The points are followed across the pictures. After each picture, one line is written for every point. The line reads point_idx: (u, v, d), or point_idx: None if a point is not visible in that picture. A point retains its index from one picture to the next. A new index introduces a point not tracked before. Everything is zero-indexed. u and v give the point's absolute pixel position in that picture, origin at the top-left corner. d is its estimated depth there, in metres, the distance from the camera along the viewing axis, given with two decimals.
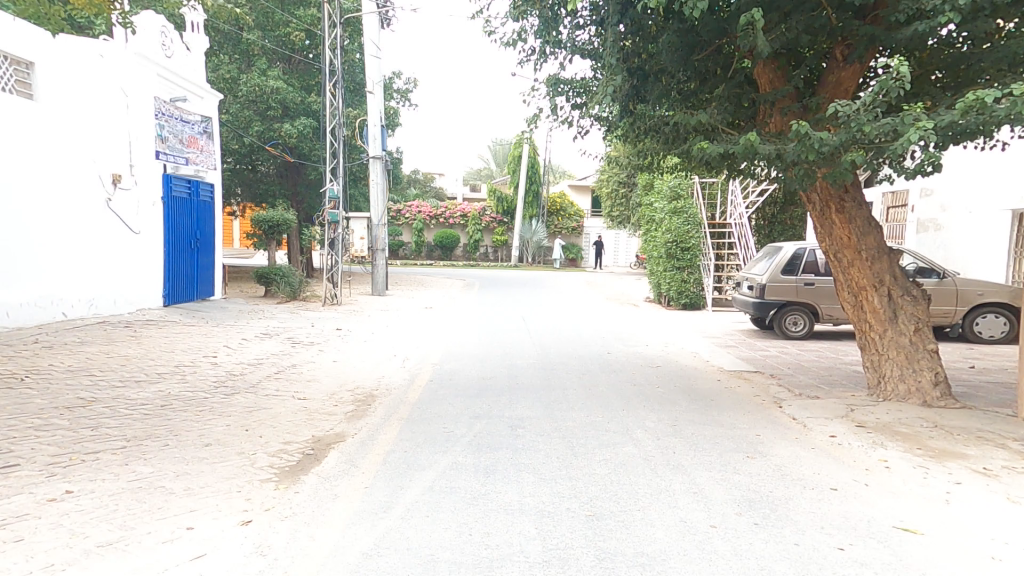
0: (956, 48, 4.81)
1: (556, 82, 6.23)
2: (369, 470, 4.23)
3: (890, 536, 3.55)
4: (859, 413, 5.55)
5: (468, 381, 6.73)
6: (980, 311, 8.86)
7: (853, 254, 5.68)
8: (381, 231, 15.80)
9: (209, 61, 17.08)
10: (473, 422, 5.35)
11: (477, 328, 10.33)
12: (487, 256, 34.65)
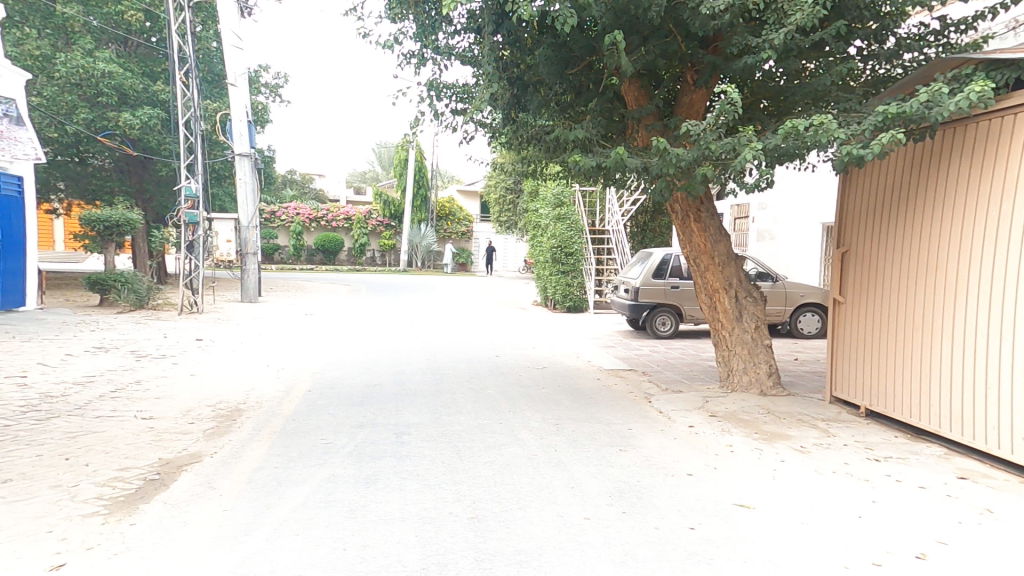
0: (776, 81, 5.56)
1: (439, 86, 6.24)
2: (231, 491, 3.91)
3: (730, 513, 4.02)
4: (712, 404, 6.19)
5: (348, 389, 6.48)
6: (806, 310, 10.30)
7: (708, 259, 6.35)
8: (252, 234, 14.74)
9: (8, 35, 14.77)
10: (356, 432, 5.16)
11: (359, 334, 9.99)
12: (374, 261, 33.84)
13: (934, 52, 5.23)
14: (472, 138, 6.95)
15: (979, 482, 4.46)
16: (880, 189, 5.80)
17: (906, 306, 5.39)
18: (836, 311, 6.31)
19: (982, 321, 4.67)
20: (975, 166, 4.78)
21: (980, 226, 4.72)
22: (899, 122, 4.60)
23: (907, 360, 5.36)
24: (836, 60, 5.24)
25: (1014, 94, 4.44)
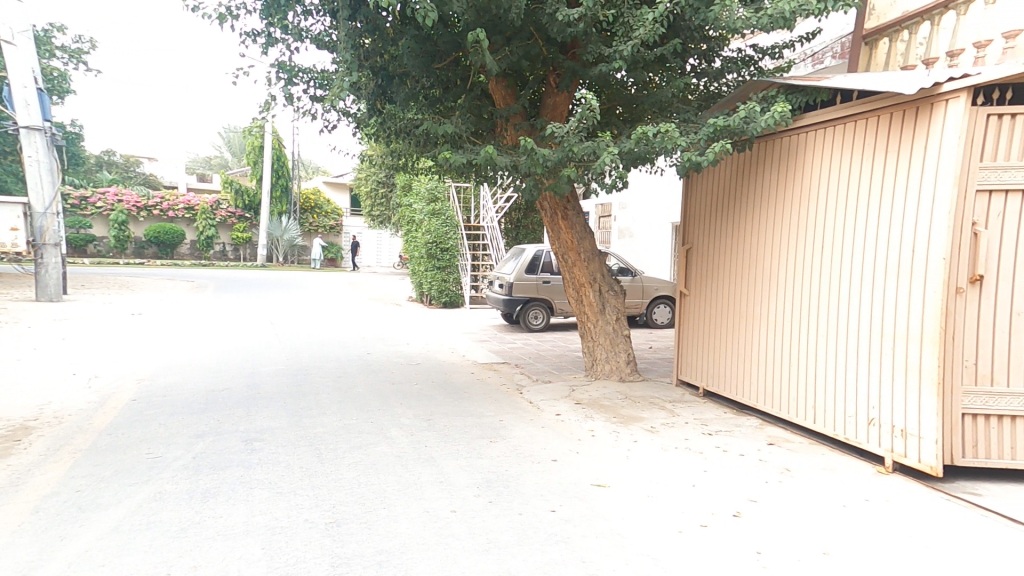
0: (628, 89, 5.99)
1: (293, 70, 5.86)
2: (6, 526, 3.33)
3: (588, 493, 4.27)
4: (578, 392, 6.55)
5: (188, 396, 5.85)
6: (660, 301, 11.31)
7: (575, 256, 6.69)
8: (50, 221, 12.88)
9: None
10: (194, 442, 4.68)
11: (207, 335, 9.08)
12: (225, 255, 31.10)
13: (752, 74, 5.99)
14: (335, 128, 6.65)
15: (783, 446, 5.25)
16: (711, 195, 6.61)
17: (734, 296, 6.26)
18: (682, 304, 7.03)
19: (788, 307, 5.60)
20: (780, 176, 5.67)
21: (789, 227, 5.59)
22: (726, 134, 5.23)
23: (736, 343, 6.22)
24: (676, 74, 5.79)
25: (804, 117, 5.34)
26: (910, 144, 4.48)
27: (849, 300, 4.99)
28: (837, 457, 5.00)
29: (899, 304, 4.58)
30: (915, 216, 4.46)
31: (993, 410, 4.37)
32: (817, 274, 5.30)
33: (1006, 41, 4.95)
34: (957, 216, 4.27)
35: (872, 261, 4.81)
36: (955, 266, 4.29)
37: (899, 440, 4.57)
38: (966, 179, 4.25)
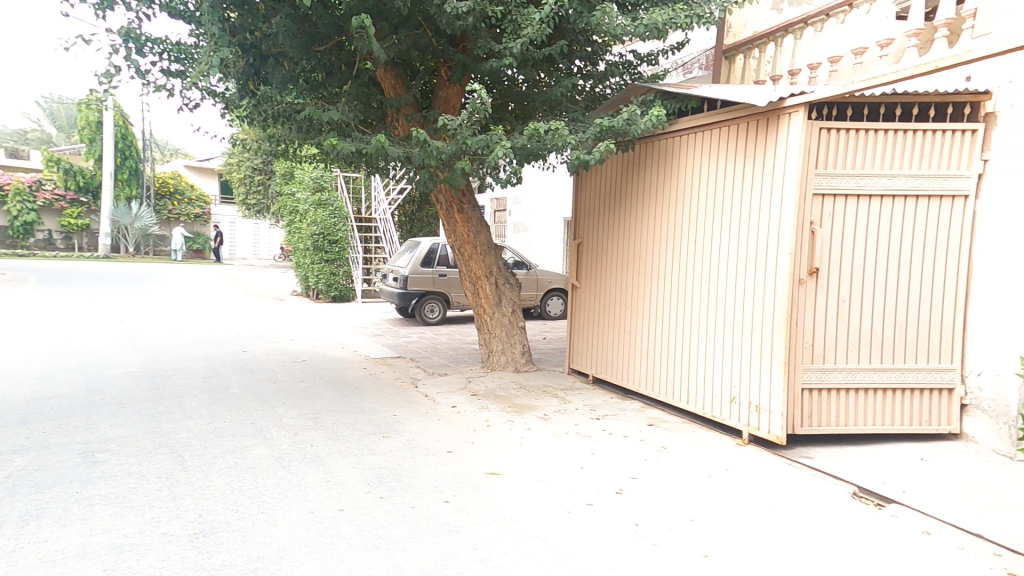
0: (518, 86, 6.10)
1: (140, 39, 5.26)
2: None
3: (482, 482, 4.33)
4: (474, 383, 6.61)
5: (5, 407, 5.05)
6: (553, 293, 11.72)
7: (471, 249, 6.72)
8: None
9: None
10: (16, 459, 4.08)
11: (40, 336, 7.92)
12: (49, 242, 27.53)
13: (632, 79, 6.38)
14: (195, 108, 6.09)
15: (660, 426, 5.70)
16: (599, 191, 6.97)
17: (619, 288, 6.68)
18: (574, 296, 7.36)
19: (665, 298, 6.10)
20: (658, 176, 6.15)
21: (668, 224, 6.06)
22: (610, 134, 5.51)
23: (621, 332, 6.64)
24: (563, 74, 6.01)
25: (678, 122, 5.81)
26: (763, 151, 5.06)
27: (719, 290, 5.52)
28: (704, 433, 5.54)
29: (755, 293, 5.18)
30: (767, 215, 5.06)
31: (826, 384, 5.08)
32: (690, 267, 5.83)
33: (831, 64, 5.65)
34: (799, 216, 4.89)
35: (733, 255, 5.39)
36: (797, 260, 4.93)
37: (754, 415, 5.16)
38: (806, 184, 4.88)
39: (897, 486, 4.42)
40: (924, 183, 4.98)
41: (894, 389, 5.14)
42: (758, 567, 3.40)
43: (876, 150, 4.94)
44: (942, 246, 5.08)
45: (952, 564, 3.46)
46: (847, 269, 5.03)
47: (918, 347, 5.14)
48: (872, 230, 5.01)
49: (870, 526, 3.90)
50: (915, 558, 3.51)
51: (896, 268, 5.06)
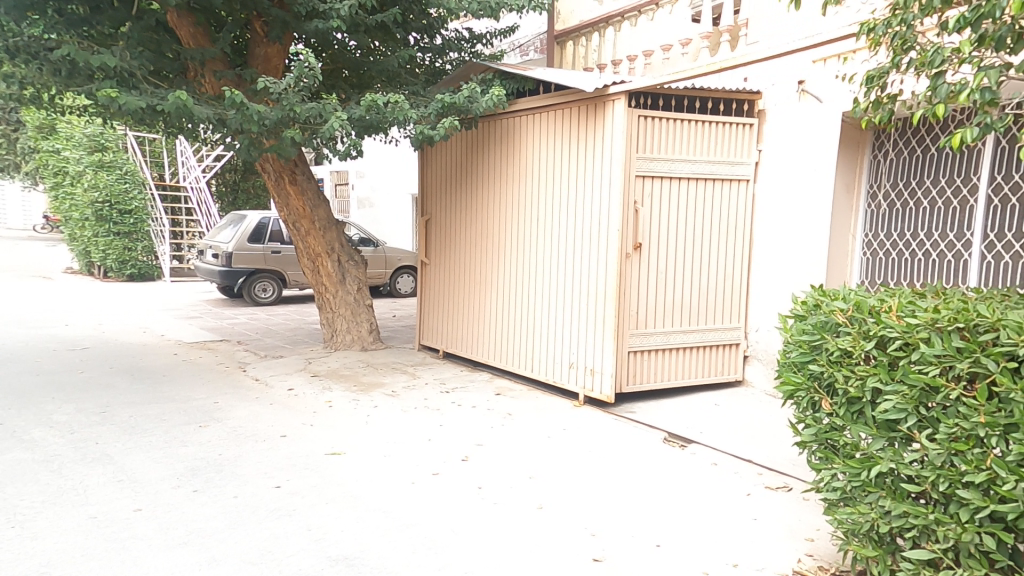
0: (352, 53, 5.85)
1: None
2: None
3: (320, 463, 4.19)
4: (315, 364, 6.33)
5: None
6: (403, 271, 11.57)
7: (308, 223, 6.36)
8: None
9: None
10: None
11: None
12: None
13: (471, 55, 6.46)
14: None
15: (506, 395, 6.01)
16: (445, 168, 7.00)
17: (467, 264, 6.82)
18: (422, 273, 7.38)
19: (511, 273, 6.37)
20: (501, 154, 6.34)
21: (512, 202, 6.30)
22: (453, 111, 5.51)
23: (471, 308, 6.81)
24: (400, 45, 5.93)
25: (517, 103, 6.05)
26: (594, 135, 5.49)
27: (560, 264, 5.91)
28: (545, 398, 5.97)
29: (590, 267, 5.65)
30: (598, 195, 5.52)
31: (648, 346, 5.75)
32: (533, 243, 6.15)
33: (645, 57, 6.24)
34: (625, 196, 5.41)
35: (571, 232, 5.80)
36: (624, 236, 5.46)
37: (589, 377, 5.68)
38: (630, 167, 5.40)
39: (698, 429, 5.22)
40: (718, 169, 5.84)
41: (697, 347, 6.02)
42: (586, 509, 3.84)
43: (682, 139, 5.64)
44: (731, 223, 6.03)
45: (731, 487, 4.23)
46: (664, 244, 5.71)
47: (716, 310, 6.06)
48: (682, 209, 5.74)
49: (674, 465, 4.58)
50: (705, 488, 4.20)
51: (699, 243, 5.87)
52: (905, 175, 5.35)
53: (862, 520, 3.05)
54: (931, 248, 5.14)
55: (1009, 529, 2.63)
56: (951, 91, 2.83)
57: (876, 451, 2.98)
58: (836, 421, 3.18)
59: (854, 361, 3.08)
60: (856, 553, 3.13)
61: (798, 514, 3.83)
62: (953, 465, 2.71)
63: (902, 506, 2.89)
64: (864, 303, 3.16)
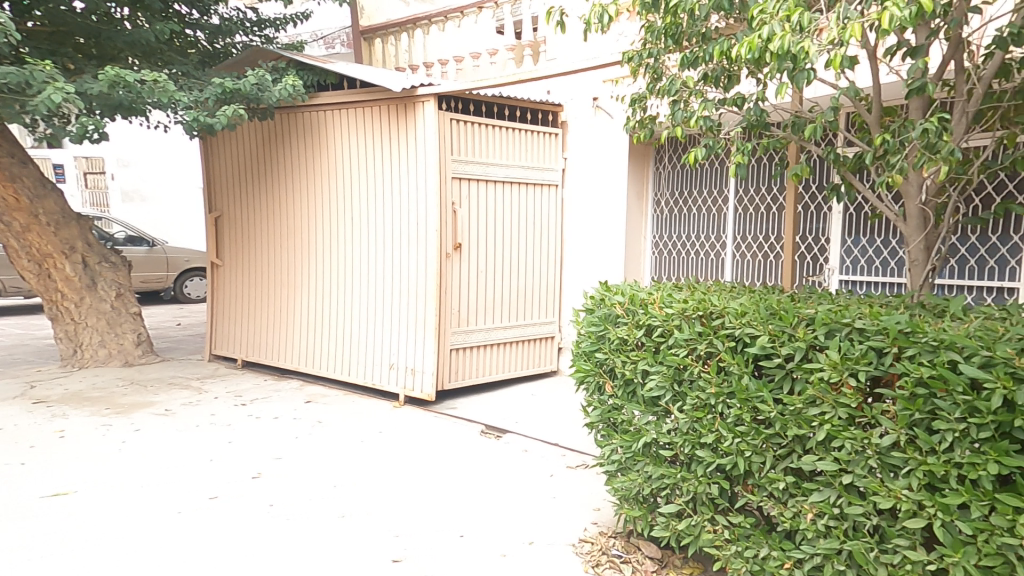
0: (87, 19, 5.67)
1: None
2: None
3: (34, 509, 3.55)
4: (40, 389, 5.71)
5: None
6: (188, 274, 11.87)
7: (31, 220, 5.91)
8: None
9: None
10: None
11: None
12: None
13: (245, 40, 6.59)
14: None
15: (318, 401, 5.69)
16: (238, 159, 6.43)
17: (274, 266, 6.31)
18: (213, 273, 6.81)
19: (326, 275, 6.03)
20: (310, 150, 5.96)
21: (320, 199, 5.99)
22: (240, 98, 5.26)
23: (277, 312, 6.36)
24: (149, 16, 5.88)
25: (317, 95, 5.77)
26: (405, 133, 5.45)
27: (377, 264, 5.77)
28: (362, 402, 5.76)
29: (410, 266, 5.60)
30: (414, 194, 5.49)
31: (469, 343, 5.88)
32: (344, 243, 5.92)
33: (456, 62, 6.39)
34: (441, 196, 5.47)
35: (388, 231, 5.69)
36: (442, 236, 5.51)
37: (410, 377, 5.63)
38: (444, 169, 5.47)
39: (518, 421, 5.46)
40: (528, 174, 6.21)
41: (516, 341, 6.33)
42: (388, 512, 3.76)
43: (493, 143, 5.89)
44: (542, 224, 6.45)
45: (537, 469, 4.54)
46: (481, 244, 5.87)
47: (533, 305, 6.44)
48: (497, 211, 5.99)
49: (487, 455, 4.75)
50: (522, 471, 4.50)
51: (513, 243, 6.18)
52: (678, 186, 6.32)
53: (632, 485, 3.39)
54: (704, 248, 6.14)
55: (729, 477, 3.07)
56: (684, 116, 3.32)
57: (643, 424, 3.35)
58: (614, 401, 3.52)
59: (629, 348, 3.42)
60: (627, 515, 3.46)
61: (592, 487, 4.23)
62: (695, 430, 3.14)
63: (660, 469, 3.25)
64: (637, 296, 3.51)
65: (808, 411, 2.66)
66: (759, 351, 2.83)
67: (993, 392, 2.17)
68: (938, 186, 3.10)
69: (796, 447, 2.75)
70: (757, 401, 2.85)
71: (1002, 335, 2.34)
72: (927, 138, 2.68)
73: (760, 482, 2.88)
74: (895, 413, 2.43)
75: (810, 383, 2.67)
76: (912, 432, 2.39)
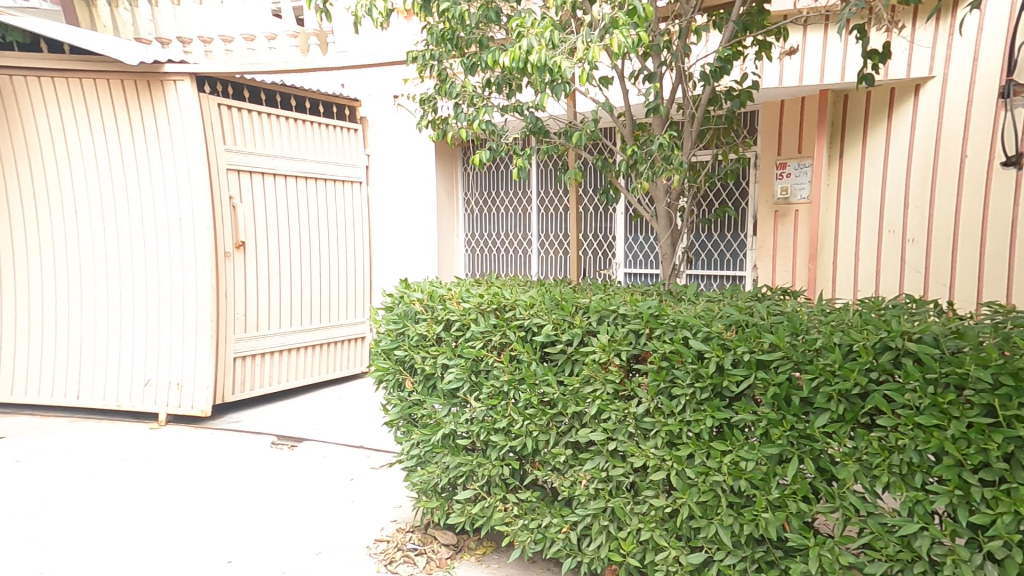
0: None
1: None
2: None
3: None
4: None
5: None
6: None
7: None
8: None
9: None
10: None
11: None
12: None
13: None
14: None
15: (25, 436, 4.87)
16: None
17: None
18: None
19: (60, 278, 5.22)
20: (13, 128, 5.07)
21: (30, 190, 5.15)
22: None
23: None
24: None
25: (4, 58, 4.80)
26: (151, 117, 4.86)
27: (122, 268, 5.13)
28: (112, 430, 5.05)
29: (172, 270, 5.05)
30: (178, 186, 4.93)
31: (259, 349, 5.41)
32: (72, 243, 5.18)
33: (224, 43, 5.83)
34: (213, 190, 4.97)
35: (141, 228, 5.07)
36: (217, 234, 5.01)
37: (175, 393, 5.08)
38: (214, 160, 4.97)
39: (319, 428, 5.13)
40: (326, 168, 5.92)
41: (321, 344, 5.97)
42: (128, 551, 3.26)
43: (278, 134, 5.52)
44: (346, 218, 6.20)
45: (335, 474, 4.34)
46: (269, 243, 5.45)
47: (341, 306, 6.16)
48: (289, 207, 5.63)
49: (274, 467, 4.40)
50: (324, 472, 4.35)
51: (314, 242, 5.86)
52: (486, 186, 6.64)
53: (431, 478, 3.47)
54: (514, 248, 6.58)
55: (521, 457, 3.29)
56: (467, 118, 3.47)
57: (443, 417, 3.41)
58: (416, 396, 3.54)
59: (430, 344, 3.47)
60: (424, 508, 3.50)
61: (394, 488, 4.13)
62: (490, 417, 3.29)
63: (457, 458, 3.36)
64: (436, 292, 3.54)
65: (583, 390, 2.94)
66: (545, 339, 3.06)
67: (711, 360, 2.57)
68: (676, 193, 3.68)
69: (575, 422, 3.03)
70: (543, 384, 3.07)
71: (718, 313, 2.78)
72: (664, 151, 3.24)
73: (545, 458, 3.13)
74: (647, 385, 2.80)
75: (585, 364, 2.96)
76: (658, 399, 2.77)
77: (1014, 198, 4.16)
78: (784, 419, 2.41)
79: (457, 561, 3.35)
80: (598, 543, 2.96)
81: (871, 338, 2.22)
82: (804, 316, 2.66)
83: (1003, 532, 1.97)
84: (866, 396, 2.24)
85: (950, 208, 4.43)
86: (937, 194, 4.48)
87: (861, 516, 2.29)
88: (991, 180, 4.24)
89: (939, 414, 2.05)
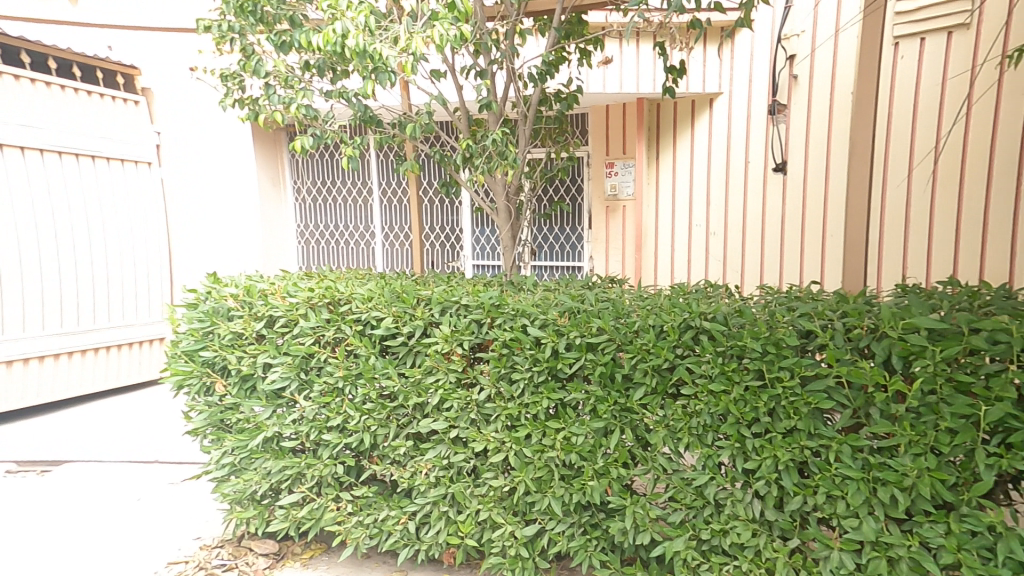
0: None
1: None
2: None
3: None
4: None
5: None
6: None
7: None
8: None
9: None
10: None
11: None
12: None
13: None
14: None
15: None
16: None
17: None
18: None
19: None
20: None
21: None
22: None
23: None
24: None
25: None
26: None
27: None
28: None
29: None
30: None
31: None
32: None
33: None
34: None
35: None
36: None
37: None
38: None
39: (83, 447, 4.74)
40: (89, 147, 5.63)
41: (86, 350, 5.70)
42: None
43: (20, 97, 5.17)
44: (128, 208, 6.02)
45: (121, 497, 3.98)
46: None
47: (115, 304, 5.93)
48: (39, 188, 5.36)
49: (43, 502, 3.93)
50: (112, 491, 4.05)
51: (83, 226, 5.67)
52: (315, 176, 6.44)
53: (245, 486, 3.22)
54: (355, 242, 6.44)
55: (358, 454, 3.19)
56: (283, 101, 3.33)
57: (264, 420, 3.16)
58: (230, 399, 3.21)
59: (244, 343, 3.18)
60: (236, 520, 3.26)
61: (196, 500, 3.89)
62: (323, 416, 3.13)
63: (280, 462, 3.15)
64: (253, 287, 3.26)
65: (425, 380, 2.94)
66: (384, 333, 2.97)
67: (547, 345, 2.72)
68: (515, 187, 3.83)
69: (417, 413, 3.01)
70: (383, 378, 3.00)
71: (553, 302, 2.94)
72: (499, 147, 3.34)
73: (384, 452, 3.07)
74: (488, 372, 2.87)
75: (428, 355, 2.95)
76: (499, 385, 2.86)
77: (781, 199, 5.10)
78: (609, 395, 2.66)
79: (277, 569, 3.16)
80: (436, 529, 3.00)
81: (676, 319, 2.55)
82: (626, 301, 2.94)
83: (765, 473, 2.37)
84: (674, 369, 2.56)
85: (737, 208, 5.29)
86: (727, 195, 5.31)
87: (667, 473, 2.61)
88: (765, 185, 5.15)
89: (725, 379, 2.42)
